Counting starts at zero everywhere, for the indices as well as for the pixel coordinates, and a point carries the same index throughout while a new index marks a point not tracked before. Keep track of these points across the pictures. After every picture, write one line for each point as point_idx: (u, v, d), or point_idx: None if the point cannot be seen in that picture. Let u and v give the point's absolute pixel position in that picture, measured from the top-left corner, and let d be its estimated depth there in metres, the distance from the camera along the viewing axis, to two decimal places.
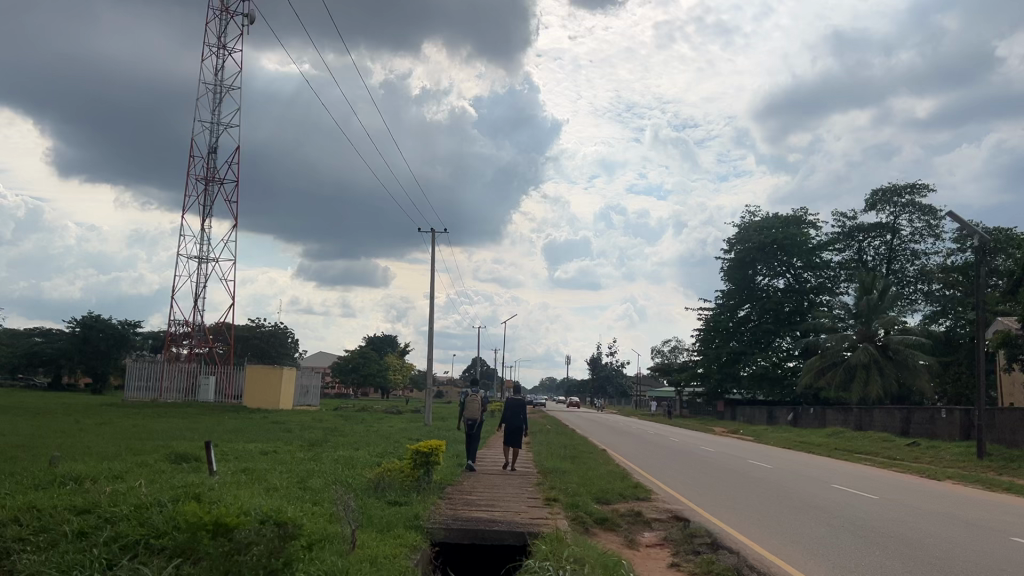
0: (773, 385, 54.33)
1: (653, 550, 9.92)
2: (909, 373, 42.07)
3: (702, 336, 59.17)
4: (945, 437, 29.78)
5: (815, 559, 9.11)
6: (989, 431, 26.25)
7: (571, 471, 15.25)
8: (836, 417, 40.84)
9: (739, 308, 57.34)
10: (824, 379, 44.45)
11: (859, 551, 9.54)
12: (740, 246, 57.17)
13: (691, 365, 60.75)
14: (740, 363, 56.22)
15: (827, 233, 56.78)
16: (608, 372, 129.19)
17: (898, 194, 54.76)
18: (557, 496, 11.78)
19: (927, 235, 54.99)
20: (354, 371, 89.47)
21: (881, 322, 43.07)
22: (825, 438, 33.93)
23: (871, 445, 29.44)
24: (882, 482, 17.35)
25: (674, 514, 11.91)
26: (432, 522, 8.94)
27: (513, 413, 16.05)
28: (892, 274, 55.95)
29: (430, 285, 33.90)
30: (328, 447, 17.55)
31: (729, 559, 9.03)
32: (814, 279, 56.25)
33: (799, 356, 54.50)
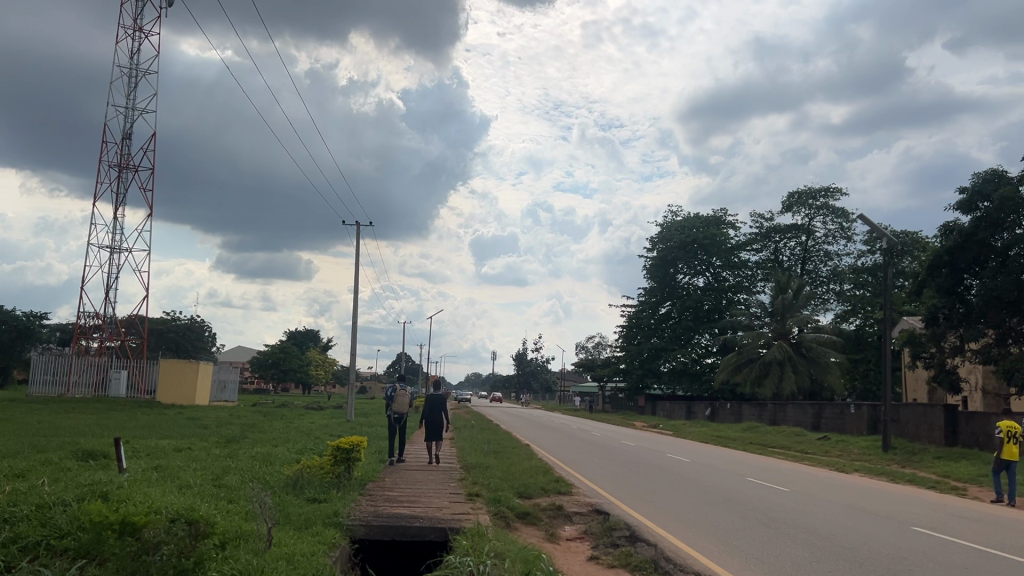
0: (692, 380, 55.64)
1: (573, 543, 10.03)
2: (821, 370, 43.63)
3: (625, 332, 60.09)
4: (853, 431, 30.95)
5: (730, 550, 9.37)
6: (894, 425, 27.39)
7: (493, 466, 15.27)
8: (752, 412, 42.05)
9: (660, 306, 58.39)
10: (741, 375, 45.68)
11: (771, 542, 9.85)
12: (662, 245, 58.26)
13: (613, 361, 61.59)
14: (660, 358, 57.39)
15: (746, 234, 58.37)
16: (532, 368, 129.96)
17: (813, 197, 56.65)
18: (479, 492, 11.78)
19: (839, 237, 57.05)
20: (274, 366, 87.57)
21: (795, 321, 44.61)
22: (741, 433, 34.91)
23: (785, 439, 30.47)
24: (793, 475, 17.96)
25: (595, 508, 12.04)
26: (354, 520, 8.85)
27: (434, 408, 15.97)
28: (807, 274, 57.81)
29: (354, 279, 33.54)
30: (245, 443, 17.12)
31: (646, 551, 9.19)
32: (732, 277, 57.71)
33: (717, 352, 56.03)
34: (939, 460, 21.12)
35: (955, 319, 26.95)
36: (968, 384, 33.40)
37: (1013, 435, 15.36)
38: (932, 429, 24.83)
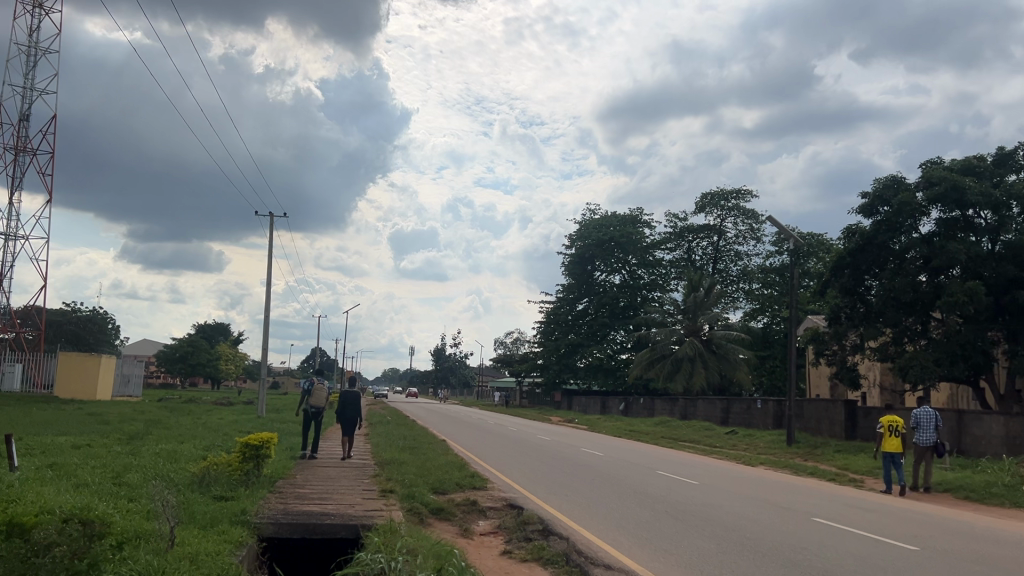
0: (607, 376, 56.53)
1: (487, 538, 10.05)
2: (730, 366, 44.96)
3: (543, 328, 60.61)
4: (759, 425, 32.03)
5: (639, 542, 9.57)
6: (797, 420, 28.45)
7: (408, 462, 15.19)
8: (663, 406, 43.06)
9: (578, 302, 59.12)
10: (654, 371, 46.62)
11: (680, 534, 10.09)
12: (581, 242, 58.97)
13: (530, 356, 61.91)
14: (577, 354, 58.02)
15: (660, 233, 59.63)
16: (450, 363, 129.73)
17: (725, 199, 58.27)
18: (393, 488, 11.69)
19: (749, 238, 58.83)
20: (181, 360, 84.88)
21: (706, 318, 45.80)
22: (653, 427, 35.65)
23: (695, 433, 31.27)
24: (703, 468, 18.47)
25: (509, 502, 12.11)
26: (261, 518, 8.68)
27: (350, 404, 15.76)
28: (718, 273, 59.43)
29: (267, 272, 32.90)
30: (149, 440, 16.52)
31: (559, 545, 9.30)
32: (647, 275, 58.87)
33: (632, 348, 57.14)
34: (839, 453, 22.05)
35: (856, 318, 28.20)
36: (867, 380, 34.99)
37: (894, 429, 16.10)
38: (833, 424, 25.87)
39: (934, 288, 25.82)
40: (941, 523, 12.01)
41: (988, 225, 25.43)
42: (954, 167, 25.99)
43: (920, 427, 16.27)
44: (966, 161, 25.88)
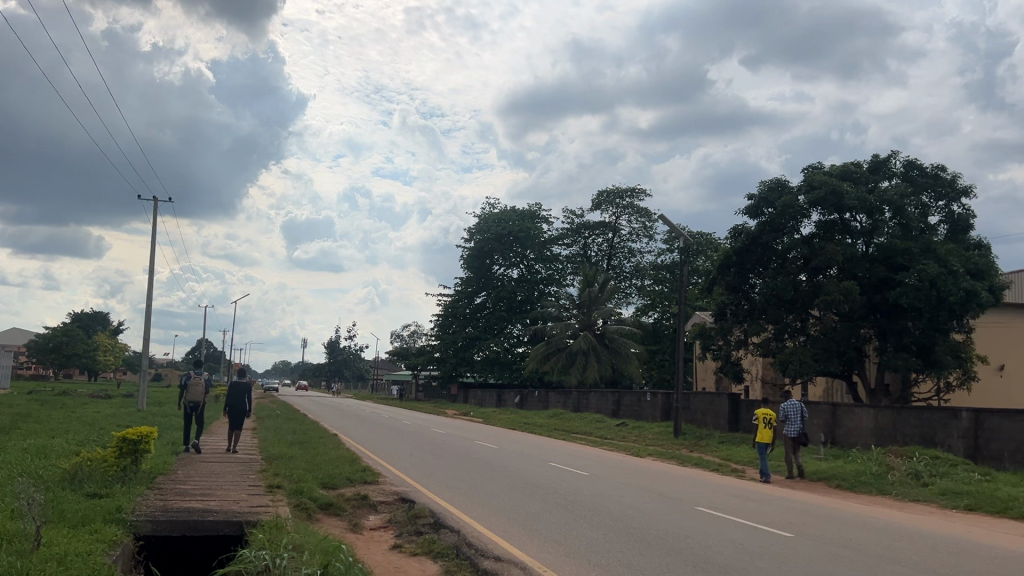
0: (503, 369, 57.00)
1: (377, 533, 9.94)
2: (622, 360, 45.99)
3: (440, 321, 60.43)
4: (648, 417, 32.93)
5: (528, 534, 9.64)
6: (684, 412, 29.38)
7: (297, 457, 14.84)
8: (557, 399, 43.69)
9: (475, 295, 59.20)
10: (549, 364, 47.29)
11: (570, 524, 10.27)
12: (480, 235, 59.08)
13: (427, 349, 61.63)
14: (474, 347, 58.21)
15: (558, 228, 60.34)
16: (344, 356, 127.58)
17: (620, 197, 59.54)
18: (280, 483, 11.39)
19: (642, 235, 60.34)
20: (54, 350, 80.27)
21: (600, 313, 46.77)
22: (547, 420, 36.11)
23: (587, 425, 31.87)
24: (594, 460, 18.81)
25: (401, 496, 12.03)
26: (139, 515, 8.32)
27: (236, 397, 15.27)
28: (612, 269, 60.68)
29: (150, 260, 31.58)
30: (15, 435, 15.55)
31: (449, 538, 9.30)
32: (544, 270, 59.57)
33: (528, 342, 57.71)
34: (723, 445, 22.89)
35: (741, 315, 29.34)
36: (750, 375, 36.53)
37: (767, 420, 16.92)
38: (717, 416, 26.89)
39: (813, 287, 27.16)
40: (816, 510, 12.63)
41: (863, 228, 26.86)
42: (833, 172, 27.35)
43: (788, 419, 17.08)
44: (844, 166, 27.26)
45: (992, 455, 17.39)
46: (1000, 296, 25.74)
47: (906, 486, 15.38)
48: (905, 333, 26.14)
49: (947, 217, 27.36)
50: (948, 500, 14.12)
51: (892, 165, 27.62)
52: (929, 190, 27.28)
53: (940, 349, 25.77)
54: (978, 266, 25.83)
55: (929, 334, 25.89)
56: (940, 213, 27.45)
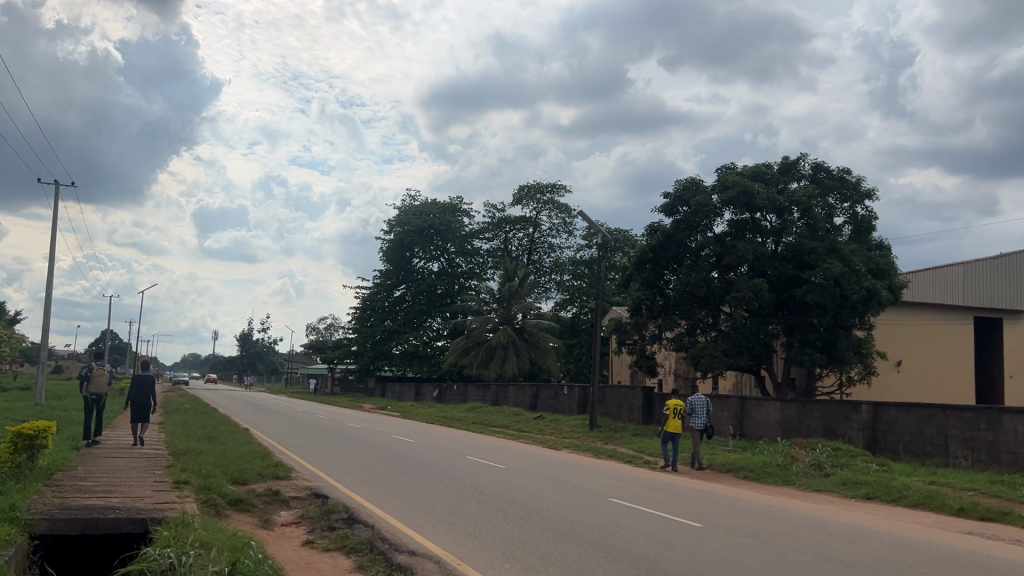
0: (421, 363, 56.89)
1: (288, 529, 9.76)
2: (541, 354, 46.45)
3: (357, 314, 59.66)
4: (565, 410, 33.32)
5: (444, 527, 9.64)
6: (600, 405, 29.82)
7: (206, 452, 14.42)
8: (475, 393, 43.70)
9: (394, 289, 58.67)
10: (468, 358, 47.25)
11: (486, 517, 10.30)
12: (399, 228, 58.54)
13: (344, 342, 60.78)
14: (392, 341, 57.75)
15: (478, 223, 60.34)
16: (258, 349, 124.59)
17: (541, 192, 59.91)
18: (187, 479, 11.05)
19: (562, 231, 60.89)
20: None
21: (519, 307, 47.13)
22: (465, 413, 36.13)
23: (504, 419, 32.03)
24: (511, 452, 18.89)
25: (314, 491, 11.83)
26: (34, 514, 7.94)
27: (140, 390, 14.74)
28: (532, 264, 61.05)
29: (50, 246, 30.16)
30: None
31: (363, 533, 9.19)
32: (465, 263, 59.61)
33: (447, 336, 57.59)
34: (636, 437, 23.35)
35: (655, 310, 29.95)
36: (663, 369, 37.36)
37: (678, 411, 17.33)
38: (632, 409, 27.41)
39: (725, 284, 27.96)
40: (723, 500, 13.00)
41: (773, 228, 27.73)
42: (745, 173, 28.15)
43: (695, 412, 17.60)
44: (756, 167, 28.10)
45: (889, 446, 18.27)
46: (899, 294, 27.06)
47: (809, 476, 15.99)
48: (811, 330, 27.20)
49: (852, 217, 28.50)
50: (848, 489, 14.74)
51: (801, 166, 28.60)
52: (835, 192, 28.38)
53: (842, 345, 26.94)
54: (878, 265, 27.06)
55: (833, 330, 27.01)
56: (845, 214, 28.58)
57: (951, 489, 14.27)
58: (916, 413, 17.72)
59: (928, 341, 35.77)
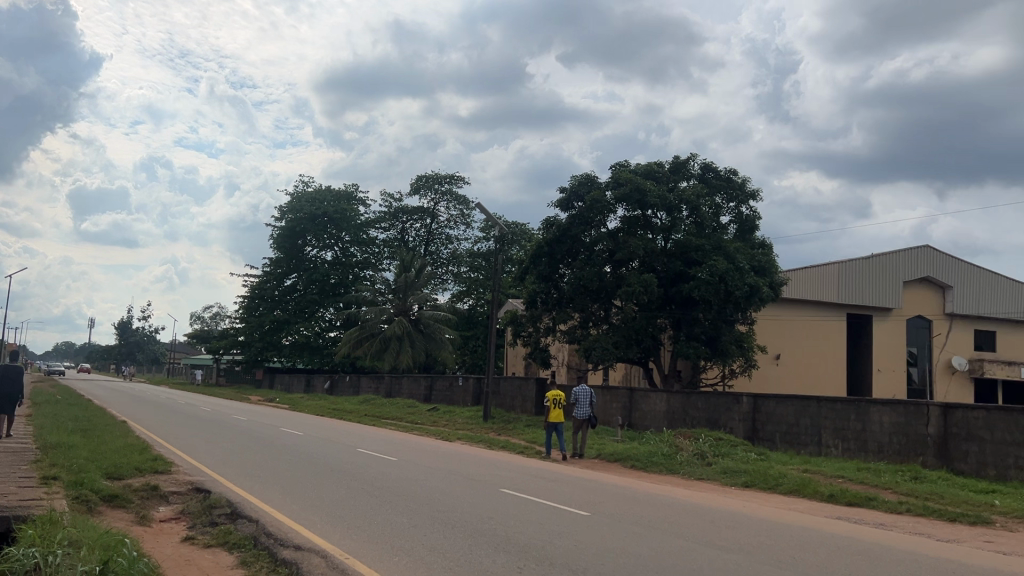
0: (312, 354, 55.79)
1: (167, 525, 9.38)
2: (436, 345, 46.40)
3: (245, 303, 57.92)
4: (459, 402, 33.38)
5: (331, 521, 9.47)
6: (494, 396, 30.01)
7: (79, 445, 13.68)
8: (368, 384, 43.12)
9: (285, 277, 57.36)
10: (361, 350, 46.53)
11: (375, 510, 10.19)
12: (291, 215, 57.09)
13: (231, 332, 58.90)
14: (282, 331, 56.34)
15: (375, 212, 59.51)
16: (138, 338, 119.00)
17: (439, 183, 59.63)
18: (57, 474, 10.45)
19: (459, 222, 60.81)
20: None
21: (415, 298, 46.84)
22: (358, 405, 35.67)
23: (398, 411, 31.81)
24: (403, 445, 18.72)
25: (195, 486, 11.43)
26: None
27: (6, 381, 13.84)
28: (429, 255, 60.72)
29: None
30: None
31: (247, 528, 8.94)
32: (359, 253, 58.70)
33: (340, 327, 56.66)
34: (528, 428, 23.59)
35: (550, 303, 30.40)
36: (557, 361, 37.94)
37: (557, 402, 17.87)
38: (525, 401, 27.69)
39: (616, 278, 28.60)
40: (612, 489, 13.30)
41: (663, 224, 28.49)
42: (638, 170, 28.85)
43: (578, 403, 17.92)
44: (648, 165, 28.82)
45: (767, 436, 19.16)
46: (779, 291, 28.38)
47: (692, 465, 16.55)
48: (697, 324, 28.22)
49: (737, 217, 29.66)
50: (728, 477, 15.36)
51: (690, 166, 29.50)
52: (722, 191, 29.45)
53: (726, 338, 28.14)
54: (760, 263, 28.33)
55: (717, 324, 28.13)
56: (731, 214, 29.71)
57: (821, 477, 15.09)
58: (792, 404, 18.62)
59: (805, 336, 37.71)
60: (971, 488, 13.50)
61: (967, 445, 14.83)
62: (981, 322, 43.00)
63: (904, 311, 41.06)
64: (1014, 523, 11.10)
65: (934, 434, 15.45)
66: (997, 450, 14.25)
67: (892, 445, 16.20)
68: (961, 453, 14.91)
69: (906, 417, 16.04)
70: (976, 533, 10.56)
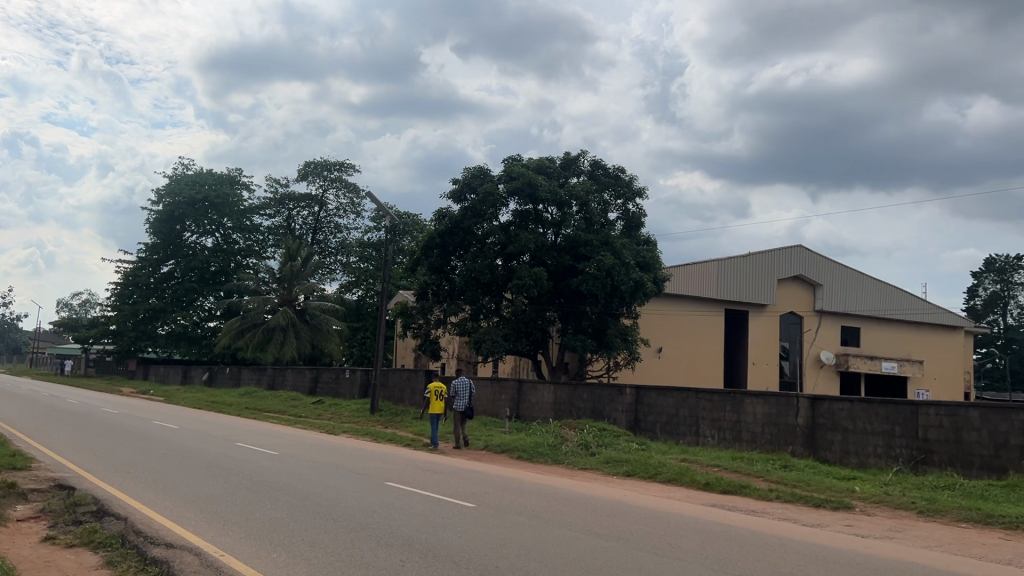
0: (190, 344, 53.86)
1: (25, 525, 8.81)
2: (322, 337, 45.59)
3: (118, 290, 55.12)
4: (345, 394, 32.87)
5: (209, 518, 9.11)
6: (382, 389, 29.71)
7: None
8: (249, 376, 41.80)
9: (161, 264, 54.94)
10: (243, 341, 45.06)
11: (252, 505, 9.89)
12: (169, 198, 54.59)
13: (101, 321, 55.96)
14: (157, 321, 54.03)
15: (260, 198, 57.68)
16: None
17: (328, 170, 58.40)
18: None
19: (349, 211, 59.78)
20: None
21: (301, 288, 45.78)
22: (239, 398, 34.58)
23: (281, 404, 31.01)
24: (283, 438, 18.20)
25: (58, 483, 10.79)
26: None
27: None
28: (316, 244, 59.44)
29: None
30: None
31: (115, 526, 8.53)
32: (242, 240, 56.86)
33: (220, 316, 54.81)
34: (416, 421, 23.45)
35: (440, 296, 30.36)
36: (446, 353, 37.93)
37: (437, 393, 17.92)
38: (414, 393, 27.52)
39: (507, 272, 28.80)
40: (496, 481, 13.39)
41: (553, 219, 28.82)
42: (530, 165, 29.12)
43: (458, 395, 17.96)
44: (540, 160, 29.13)
45: (648, 426, 19.75)
46: (662, 287, 29.29)
47: (577, 455, 16.88)
48: (584, 317, 28.83)
49: (624, 213, 30.36)
50: (611, 467, 15.75)
51: (580, 163, 29.97)
52: (611, 189, 30.05)
53: (611, 332, 28.91)
54: (645, 259, 29.13)
55: (603, 318, 28.86)
56: (618, 210, 30.39)
57: (698, 466, 15.67)
58: (672, 395, 19.26)
59: (685, 330, 39.08)
60: (834, 475, 14.36)
61: (832, 435, 15.73)
62: (848, 319, 45.67)
63: (779, 307, 43.11)
64: (871, 508, 11.88)
65: (803, 424, 16.29)
66: (859, 440, 15.19)
67: (765, 435, 17.00)
68: (826, 442, 15.81)
69: (776, 409, 16.86)
70: (837, 518, 11.24)
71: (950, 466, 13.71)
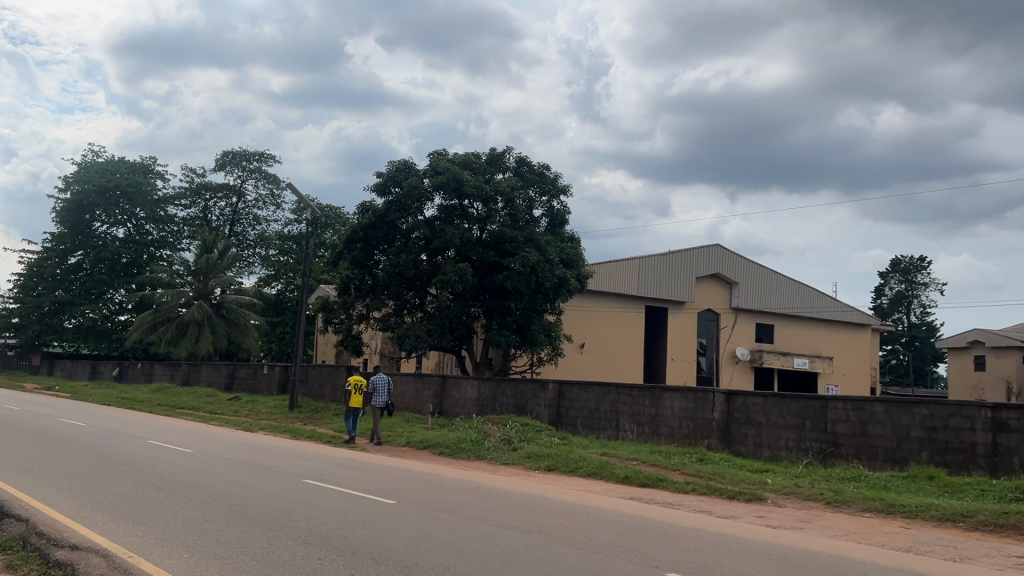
0: (99, 339, 51.96)
1: None
2: (239, 332, 44.57)
3: (21, 282, 52.60)
4: (262, 390, 32.18)
5: (117, 519, 8.78)
6: (302, 385, 29.20)
7: None
8: (162, 371, 40.49)
9: (69, 255, 52.68)
10: (156, 335, 43.60)
11: (163, 505, 9.56)
12: (78, 186, 52.36)
13: (2, 313, 53.34)
14: (64, 314, 51.87)
15: (174, 187, 55.84)
16: None
17: (247, 160, 57.02)
18: None
19: (268, 203, 58.47)
20: None
21: (218, 282, 44.57)
22: (151, 394, 33.47)
23: (195, 401, 30.12)
24: (195, 436, 17.68)
25: None
26: None
27: None
28: (234, 236, 57.92)
29: None
30: None
31: (15, 528, 8.14)
32: (155, 231, 54.96)
33: (132, 310, 52.99)
34: (336, 417, 23.12)
35: (363, 290, 30.03)
36: (368, 348, 37.54)
37: (357, 388, 17.72)
38: (335, 389, 27.14)
39: (431, 267, 28.62)
40: (418, 477, 13.31)
41: (478, 215, 28.81)
42: (455, 160, 29.02)
43: (377, 391, 17.79)
44: (466, 155, 29.06)
45: (570, 421, 19.96)
46: (584, 283, 29.69)
47: (499, 450, 16.93)
48: (508, 313, 29.01)
49: (548, 211, 30.57)
50: (532, 462, 15.86)
51: (506, 159, 30.02)
52: (535, 185, 30.20)
53: (534, 327, 29.22)
54: (568, 256, 29.43)
55: (526, 313, 29.15)
56: (543, 207, 30.59)
57: (619, 460, 15.93)
58: (594, 390, 19.51)
59: (608, 326, 39.64)
60: (748, 468, 14.81)
61: (746, 429, 16.21)
62: (763, 317, 47.09)
63: (698, 304, 44.14)
64: (782, 499, 12.31)
65: (718, 419, 16.70)
66: (772, 433, 15.68)
67: (682, 429, 17.37)
68: (741, 435, 16.27)
69: (693, 404, 17.24)
70: (750, 509, 11.60)
71: (856, 459, 14.30)
